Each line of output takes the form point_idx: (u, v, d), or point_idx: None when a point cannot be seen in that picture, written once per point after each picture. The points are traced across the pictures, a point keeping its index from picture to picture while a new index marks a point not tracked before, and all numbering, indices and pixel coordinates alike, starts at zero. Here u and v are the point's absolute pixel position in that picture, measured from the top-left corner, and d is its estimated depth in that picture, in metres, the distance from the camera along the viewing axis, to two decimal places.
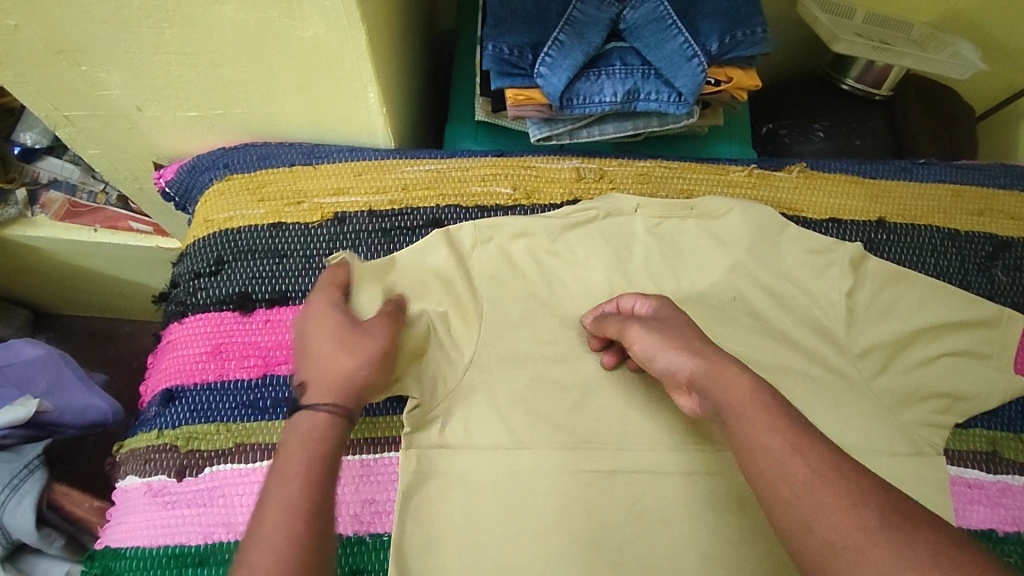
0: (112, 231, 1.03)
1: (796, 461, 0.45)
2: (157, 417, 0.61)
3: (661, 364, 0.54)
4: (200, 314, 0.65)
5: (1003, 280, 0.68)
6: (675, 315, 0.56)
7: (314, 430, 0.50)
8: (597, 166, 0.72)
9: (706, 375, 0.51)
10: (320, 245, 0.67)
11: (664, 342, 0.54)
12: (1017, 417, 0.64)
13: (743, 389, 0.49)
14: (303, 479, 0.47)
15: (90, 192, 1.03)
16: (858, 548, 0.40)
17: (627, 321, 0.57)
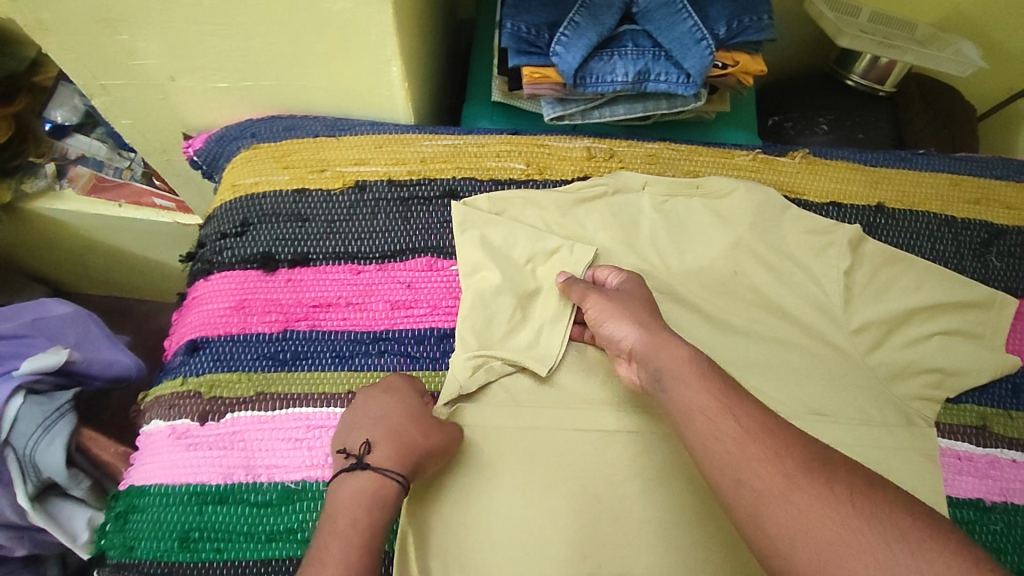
0: (136, 207, 1.07)
1: (726, 420, 0.47)
2: (182, 365, 0.65)
3: (610, 329, 0.58)
4: (225, 271, 0.68)
5: (998, 266, 0.71)
6: (633, 288, 0.61)
7: (370, 498, 0.50)
8: (608, 146, 0.75)
9: (646, 344, 0.55)
10: (341, 211, 0.70)
11: (613, 311, 0.58)
12: (1008, 394, 0.65)
13: (680, 358, 0.52)
14: (359, 552, 0.47)
15: (116, 168, 1.08)
16: (774, 489, 0.43)
17: (589, 291, 0.62)
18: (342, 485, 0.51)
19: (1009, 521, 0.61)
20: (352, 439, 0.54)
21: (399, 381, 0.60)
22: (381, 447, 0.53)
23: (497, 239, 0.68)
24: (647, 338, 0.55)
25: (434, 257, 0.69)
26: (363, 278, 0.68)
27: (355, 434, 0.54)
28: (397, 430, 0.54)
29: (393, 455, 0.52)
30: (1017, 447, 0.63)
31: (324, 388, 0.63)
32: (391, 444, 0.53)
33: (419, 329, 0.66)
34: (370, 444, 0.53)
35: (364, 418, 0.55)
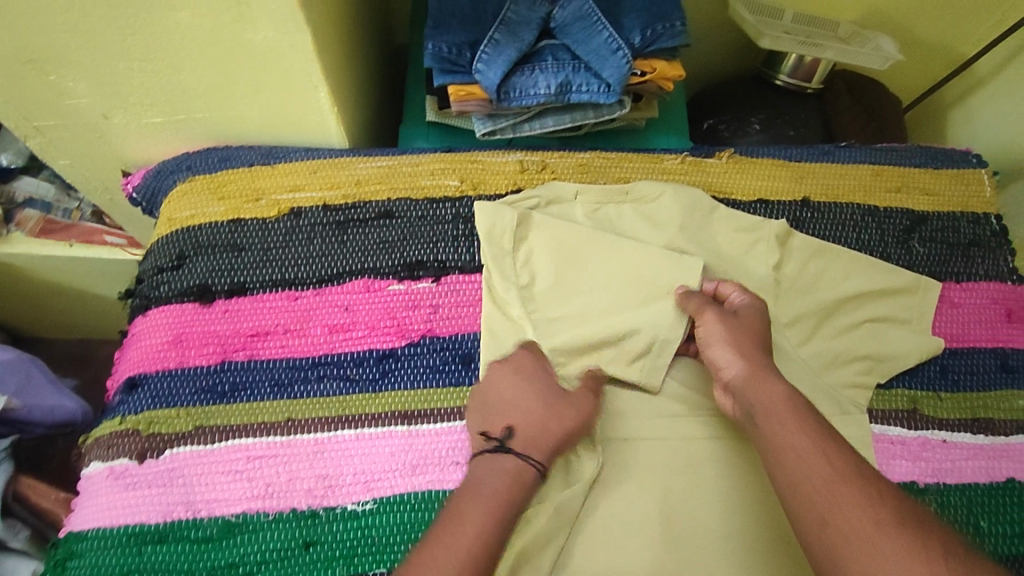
0: (88, 245, 1.06)
1: (820, 462, 0.49)
2: (120, 404, 0.64)
3: (716, 353, 0.60)
4: (162, 306, 0.68)
5: (921, 251, 0.73)
6: (752, 315, 0.62)
7: (506, 479, 0.55)
8: (540, 158, 0.76)
9: (746, 377, 0.57)
10: (276, 239, 0.70)
11: (726, 337, 0.60)
12: (937, 377, 0.67)
13: (779, 397, 0.55)
14: (495, 518, 0.53)
15: (65, 209, 1.07)
16: (870, 533, 0.45)
17: (708, 309, 0.63)
18: (483, 465, 0.56)
19: (941, 501, 0.62)
20: (491, 425, 0.59)
21: (543, 365, 0.63)
22: (525, 437, 0.58)
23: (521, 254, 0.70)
24: (753, 369, 0.58)
25: (371, 278, 0.69)
26: (300, 304, 0.68)
27: (498, 419, 0.59)
28: (538, 422, 0.58)
29: (526, 444, 0.57)
30: (947, 427, 0.65)
31: (264, 417, 0.63)
32: (527, 437, 0.58)
33: (359, 351, 0.66)
34: (512, 431, 0.58)
35: (505, 403, 0.60)
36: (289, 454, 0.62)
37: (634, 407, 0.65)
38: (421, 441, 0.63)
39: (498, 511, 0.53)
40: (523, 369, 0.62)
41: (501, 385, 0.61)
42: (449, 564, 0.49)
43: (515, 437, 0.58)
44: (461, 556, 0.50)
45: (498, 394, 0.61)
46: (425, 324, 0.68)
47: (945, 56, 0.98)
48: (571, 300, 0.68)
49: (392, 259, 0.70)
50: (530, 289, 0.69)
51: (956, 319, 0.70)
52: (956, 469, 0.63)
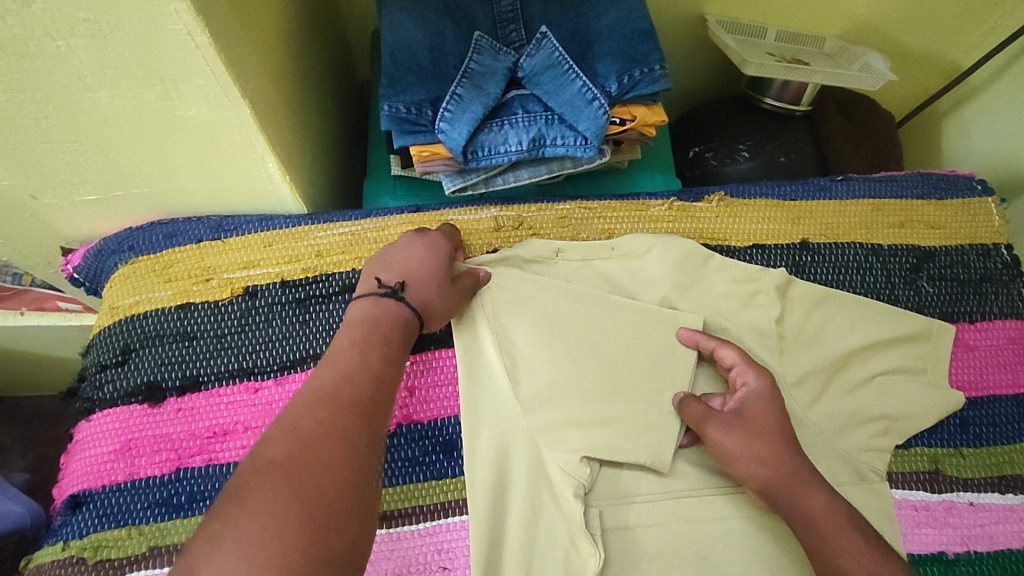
0: (41, 313, 0.89)
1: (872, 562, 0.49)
2: (63, 527, 0.57)
3: (742, 467, 0.55)
4: (107, 409, 0.61)
5: (931, 291, 0.68)
6: (762, 408, 0.57)
7: (381, 316, 0.55)
8: (516, 213, 0.70)
9: (782, 488, 0.54)
10: (231, 324, 0.64)
11: (745, 450, 0.55)
12: (957, 431, 0.62)
13: (820, 508, 0.53)
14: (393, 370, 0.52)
15: (14, 272, 0.87)
16: None
17: (711, 416, 0.57)
18: (367, 307, 0.56)
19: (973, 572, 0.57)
20: (389, 273, 0.58)
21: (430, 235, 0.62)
22: (414, 284, 0.58)
23: (513, 322, 0.63)
24: (779, 475, 0.54)
25: None
26: (261, 397, 0.62)
27: (392, 271, 0.58)
28: (426, 270, 0.59)
29: (416, 290, 0.57)
30: (972, 487, 0.60)
31: None
32: (416, 286, 0.58)
33: None
34: (405, 283, 0.58)
35: (396, 261, 0.59)
36: None
37: (632, 488, 0.59)
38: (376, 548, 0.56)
39: (383, 337, 0.53)
40: (404, 238, 0.62)
41: (406, 250, 0.60)
42: (343, 368, 0.50)
43: (407, 288, 0.57)
44: (355, 366, 0.50)
45: (390, 259, 0.60)
46: (401, 410, 0.61)
47: (936, 68, 0.93)
48: (569, 371, 0.62)
49: None
50: (526, 362, 0.62)
51: (973, 365, 0.65)
52: (985, 535, 0.59)
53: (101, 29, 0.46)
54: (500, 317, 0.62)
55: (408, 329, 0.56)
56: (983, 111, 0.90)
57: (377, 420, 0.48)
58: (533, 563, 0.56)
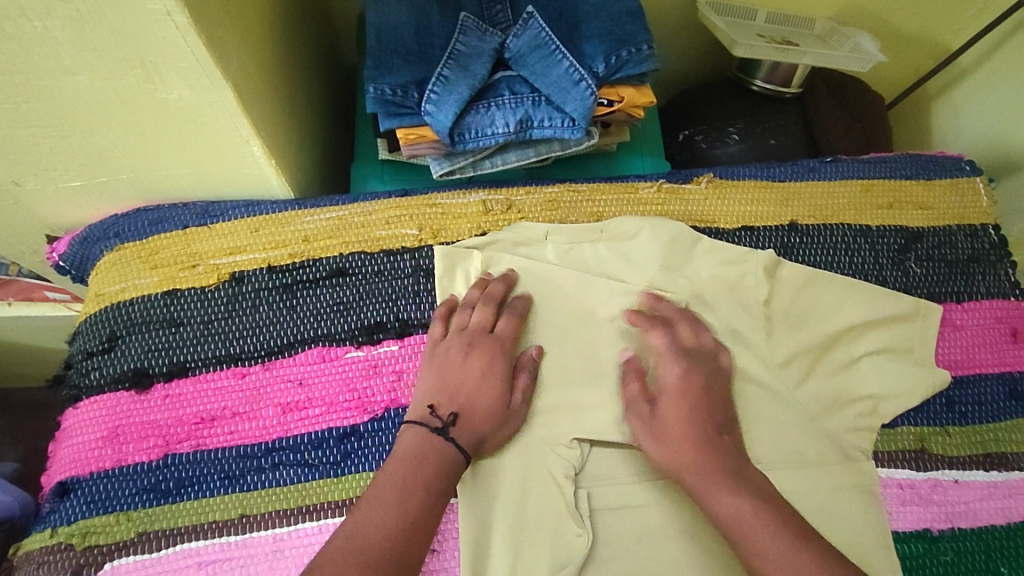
0: (28, 304, 0.87)
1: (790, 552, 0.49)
2: (52, 513, 0.57)
3: (654, 448, 0.57)
4: (94, 396, 0.61)
5: (918, 272, 0.68)
6: (670, 398, 0.58)
7: (432, 456, 0.54)
8: (505, 197, 0.69)
9: (698, 477, 0.54)
10: (218, 309, 0.64)
11: (649, 432, 0.57)
12: (943, 410, 0.63)
13: (731, 507, 0.52)
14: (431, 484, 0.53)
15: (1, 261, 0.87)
16: None
17: (638, 393, 0.59)
18: (420, 442, 0.55)
19: (957, 549, 0.58)
20: (443, 400, 0.57)
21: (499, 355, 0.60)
22: (468, 419, 0.57)
23: (522, 289, 0.64)
24: (694, 448, 0.55)
25: (326, 346, 0.63)
26: (249, 382, 0.61)
27: (446, 398, 0.58)
28: (487, 421, 0.57)
29: (469, 429, 0.56)
30: (957, 466, 0.61)
31: (214, 517, 0.57)
32: (468, 422, 0.57)
33: (316, 431, 0.60)
34: (457, 417, 0.57)
35: (452, 384, 0.58)
36: (243, 556, 0.55)
37: (620, 469, 0.60)
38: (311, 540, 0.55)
39: (424, 488, 0.53)
40: (460, 358, 0.59)
41: (462, 376, 0.59)
42: (387, 526, 0.50)
43: (459, 421, 0.57)
44: (394, 523, 0.50)
45: (444, 377, 0.58)
46: (389, 393, 0.61)
47: (926, 49, 0.93)
48: (565, 349, 0.63)
49: (349, 324, 0.64)
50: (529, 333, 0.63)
51: (959, 344, 0.65)
52: (970, 512, 0.59)
53: (78, 9, 0.45)
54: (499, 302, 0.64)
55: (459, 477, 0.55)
56: (972, 92, 0.90)
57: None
58: (523, 544, 0.56)
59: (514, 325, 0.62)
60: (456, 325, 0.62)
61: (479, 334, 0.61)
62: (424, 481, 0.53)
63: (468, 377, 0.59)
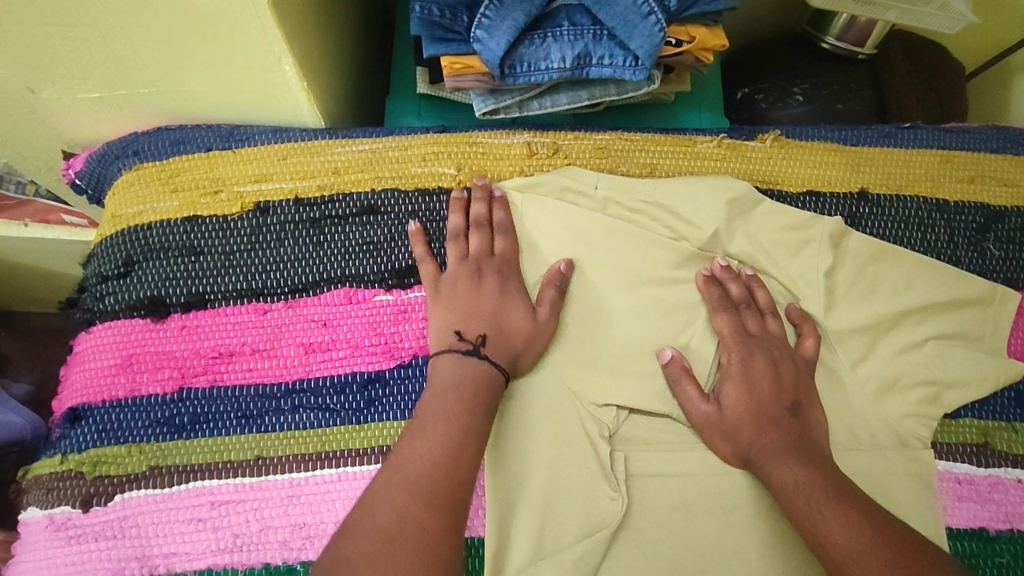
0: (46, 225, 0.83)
1: (848, 529, 0.46)
2: (62, 439, 0.55)
3: (729, 394, 0.55)
4: (107, 322, 0.58)
5: (996, 255, 0.62)
6: (756, 359, 0.56)
7: (469, 381, 0.52)
8: (551, 140, 0.65)
9: (765, 449, 0.52)
10: (240, 240, 0.60)
11: (738, 382, 0.55)
12: (1011, 404, 0.58)
13: (788, 480, 0.50)
14: (468, 314, 0.55)
15: (16, 182, 0.82)
16: None
17: (733, 334, 0.57)
18: (452, 368, 0.53)
19: (1015, 551, 0.54)
20: (470, 325, 0.55)
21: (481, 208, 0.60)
22: (489, 266, 0.58)
23: (587, 227, 0.61)
24: (752, 434, 0.53)
25: (353, 287, 0.59)
26: (270, 319, 0.58)
27: (471, 322, 0.55)
28: (521, 337, 0.55)
29: (499, 346, 0.54)
30: (1022, 465, 0.56)
31: (229, 456, 0.54)
32: (500, 339, 0.55)
33: (338, 374, 0.56)
34: (486, 337, 0.54)
35: (471, 309, 0.56)
36: (258, 499, 0.53)
37: (658, 437, 0.56)
38: (335, 487, 0.53)
39: (465, 407, 0.50)
40: (473, 285, 0.57)
41: (479, 298, 0.56)
42: (430, 450, 0.47)
43: (491, 341, 0.54)
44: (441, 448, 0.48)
45: (459, 307, 0.56)
46: (416, 341, 0.58)
47: (1018, 16, 0.84)
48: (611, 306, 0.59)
49: (378, 265, 0.59)
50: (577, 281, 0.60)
51: None
52: None
53: None
54: (540, 246, 0.61)
55: (506, 318, 0.56)
56: None
57: (460, 510, 0.46)
58: (554, 507, 0.53)
59: (512, 244, 0.60)
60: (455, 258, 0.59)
61: (484, 257, 0.58)
62: (466, 398, 0.51)
63: (487, 298, 0.56)
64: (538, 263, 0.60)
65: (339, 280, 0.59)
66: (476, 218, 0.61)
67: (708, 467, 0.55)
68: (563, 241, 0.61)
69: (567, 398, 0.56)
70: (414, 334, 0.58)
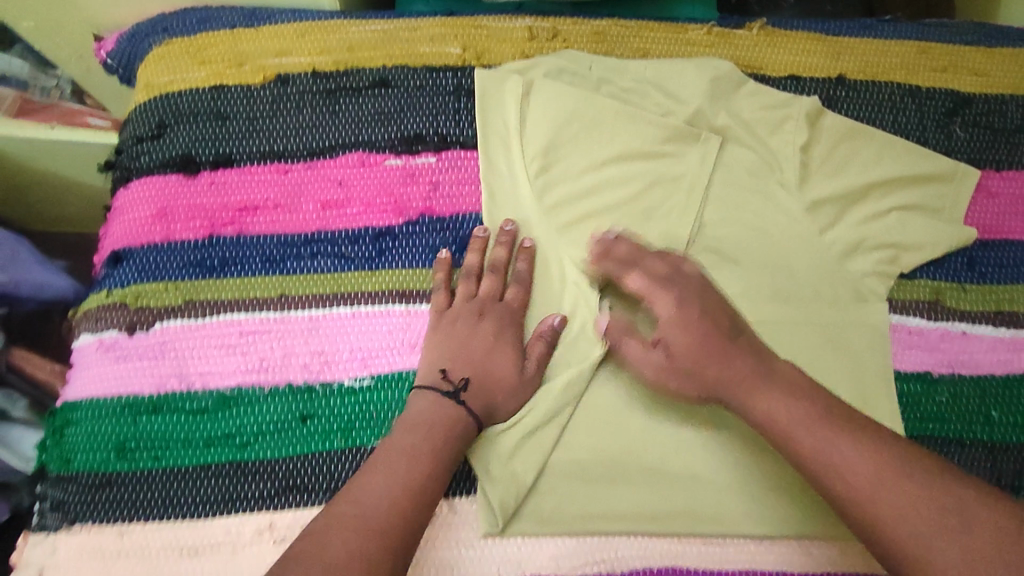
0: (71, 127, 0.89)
1: None
2: (106, 277, 0.61)
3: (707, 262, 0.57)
4: (143, 178, 0.63)
5: (962, 136, 0.67)
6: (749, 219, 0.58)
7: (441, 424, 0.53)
8: (551, 25, 0.69)
9: None
10: (263, 107, 0.65)
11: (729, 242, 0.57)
12: (963, 268, 0.64)
13: None
14: (459, 360, 0.57)
15: (43, 88, 0.91)
16: None
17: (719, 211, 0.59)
18: (430, 407, 0.54)
19: (954, 391, 0.61)
20: (454, 366, 0.57)
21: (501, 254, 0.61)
22: (494, 313, 0.59)
23: (584, 101, 0.65)
24: None
25: (367, 152, 0.64)
26: (291, 178, 0.63)
27: (458, 364, 0.57)
28: (502, 389, 0.57)
29: (478, 392, 0.56)
30: (968, 319, 0.63)
31: (256, 293, 0.60)
32: (481, 389, 0.56)
33: (352, 227, 0.62)
34: (467, 382, 0.56)
35: (461, 351, 0.57)
36: (281, 330, 0.60)
37: None
38: (351, 321, 0.60)
39: (432, 454, 0.52)
40: (471, 326, 0.58)
41: (471, 343, 0.58)
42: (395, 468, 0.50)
43: (471, 388, 0.56)
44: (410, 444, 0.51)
45: (453, 346, 0.57)
46: (424, 200, 0.63)
47: None
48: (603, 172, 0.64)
49: (389, 133, 0.65)
50: (571, 148, 0.65)
51: (990, 210, 0.66)
52: (972, 361, 0.62)
53: None
54: (538, 117, 0.65)
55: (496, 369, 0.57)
56: None
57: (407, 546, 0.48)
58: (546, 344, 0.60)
59: (522, 293, 0.60)
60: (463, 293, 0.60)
61: (489, 301, 0.60)
62: (435, 441, 0.52)
63: (479, 343, 0.58)
64: (536, 132, 0.65)
65: (354, 144, 0.64)
66: (479, 91, 0.65)
67: None
68: (561, 113, 0.65)
69: (556, 254, 0.62)
70: (422, 194, 0.63)
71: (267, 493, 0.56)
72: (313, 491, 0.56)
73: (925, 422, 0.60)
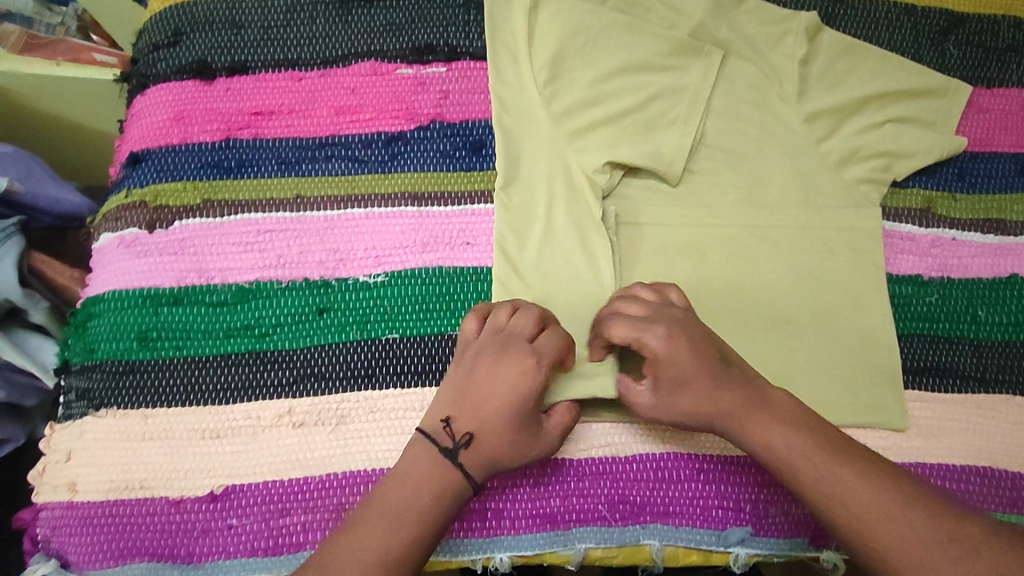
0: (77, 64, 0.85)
1: None
2: (126, 178, 0.63)
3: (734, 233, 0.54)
4: (160, 84, 0.65)
5: (956, 54, 0.69)
6: None
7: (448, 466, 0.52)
8: None
9: None
10: (277, 16, 0.66)
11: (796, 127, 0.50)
12: (954, 179, 0.67)
13: None
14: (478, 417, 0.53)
15: (49, 24, 0.90)
16: None
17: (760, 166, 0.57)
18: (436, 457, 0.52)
19: (943, 293, 0.64)
20: (460, 424, 0.53)
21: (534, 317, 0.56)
22: (519, 369, 0.54)
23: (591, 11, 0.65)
24: None
25: (379, 60, 0.66)
26: (305, 85, 0.65)
27: (464, 420, 0.53)
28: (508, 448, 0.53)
29: (482, 451, 0.53)
30: (958, 226, 0.65)
31: (272, 194, 0.62)
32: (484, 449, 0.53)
33: (365, 132, 0.64)
34: (472, 440, 0.53)
35: (472, 402, 0.54)
36: (297, 229, 0.62)
37: (647, 194, 0.65)
38: (364, 221, 0.62)
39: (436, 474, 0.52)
40: (492, 364, 0.54)
41: (484, 387, 0.54)
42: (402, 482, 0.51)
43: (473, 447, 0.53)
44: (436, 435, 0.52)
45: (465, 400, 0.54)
46: (435, 107, 0.65)
47: None
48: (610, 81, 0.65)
49: (400, 43, 0.66)
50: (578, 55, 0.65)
51: (981, 124, 0.68)
52: (961, 265, 0.65)
53: None
54: (545, 25, 0.65)
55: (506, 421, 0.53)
56: None
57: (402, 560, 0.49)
58: (554, 242, 0.62)
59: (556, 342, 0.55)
60: (494, 322, 0.56)
61: (517, 338, 0.55)
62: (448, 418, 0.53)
63: (494, 394, 0.54)
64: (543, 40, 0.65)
65: (367, 53, 0.66)
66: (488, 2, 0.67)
67: (688, 220, 0.64)
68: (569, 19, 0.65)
69: (564, 159, 0.64)
70: (432, 101, 0.65)
71: (286, 381, 0.59)
72: (329, 380, 0.59)
73: (917, 322, 0.63)
